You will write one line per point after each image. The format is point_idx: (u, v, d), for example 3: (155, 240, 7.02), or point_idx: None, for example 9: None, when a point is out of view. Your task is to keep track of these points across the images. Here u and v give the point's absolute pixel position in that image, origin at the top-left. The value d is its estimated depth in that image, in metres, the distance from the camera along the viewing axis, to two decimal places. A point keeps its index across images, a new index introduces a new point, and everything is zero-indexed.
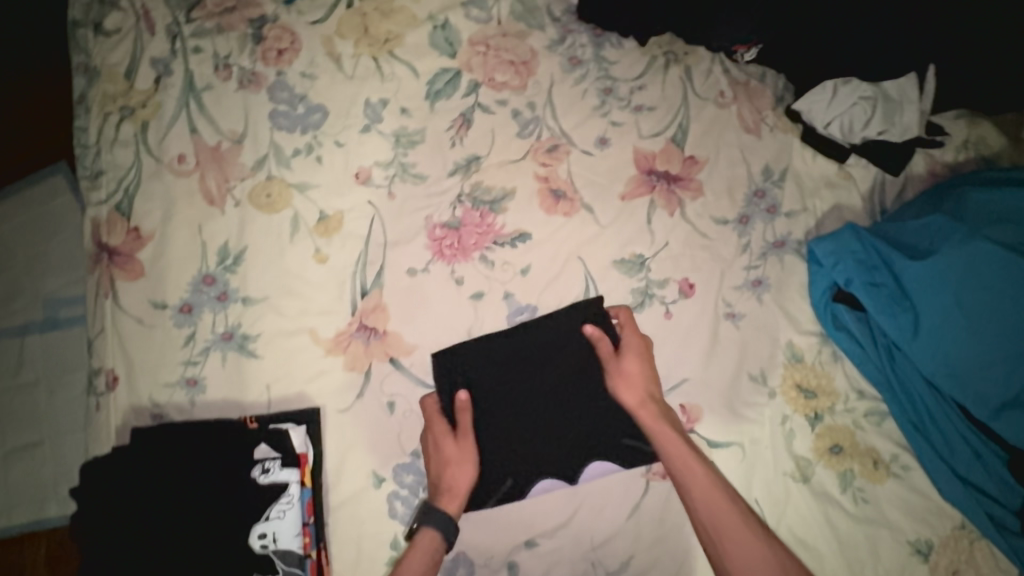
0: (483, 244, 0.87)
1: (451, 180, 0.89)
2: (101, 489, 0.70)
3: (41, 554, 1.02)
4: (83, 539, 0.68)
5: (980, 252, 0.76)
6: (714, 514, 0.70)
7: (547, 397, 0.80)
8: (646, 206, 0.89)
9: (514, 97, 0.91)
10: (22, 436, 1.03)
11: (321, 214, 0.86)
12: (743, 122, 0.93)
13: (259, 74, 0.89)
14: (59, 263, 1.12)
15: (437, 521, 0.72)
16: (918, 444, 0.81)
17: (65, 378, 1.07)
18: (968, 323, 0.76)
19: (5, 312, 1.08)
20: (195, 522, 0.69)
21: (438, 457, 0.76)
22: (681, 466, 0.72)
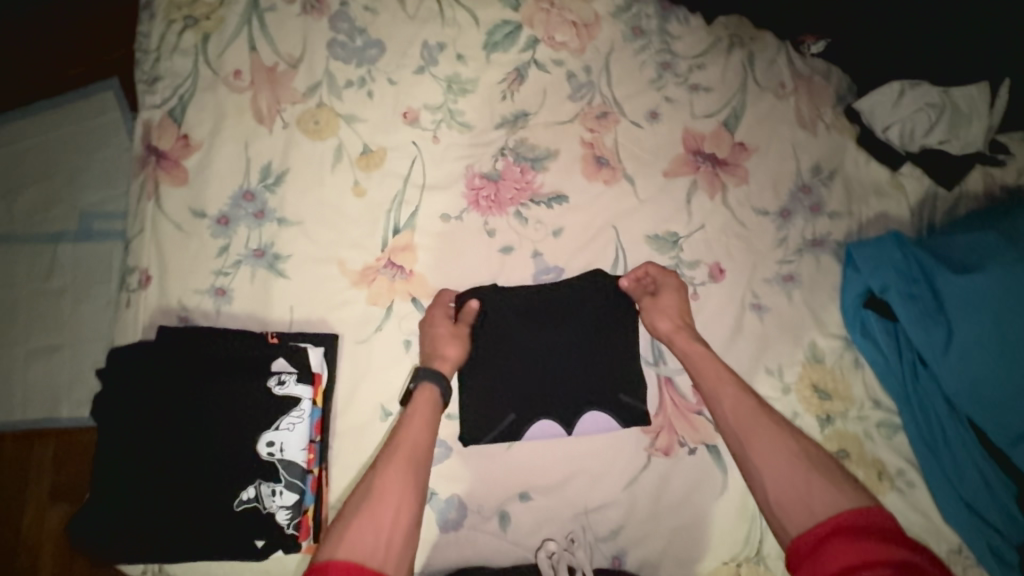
0: (519, 201, 0.87)
1: (496, 133, 0.89)
2: (127, 372, 0.73)
3: (49, 456, 1.06)
4: (107, 421, 0.71)
5: None
6: (743, 422, 0.68)
7: (560, 343, 0.80)
8: (687, 186, 0.88)
9: (572, 59, 0.90)
10: (47, 339, 1.09)
11: (364, 148, 0.87)
12: (799, 115, 0.91)
13: (324, 2, 0.89)
14: (98, 178, 1.15)
15: (429, 377, 0.75)
16: (927, 461, 0.80)
17: (93, 288, 1.11)
18: (1006, 342, 0.74)
19: (45, 218, 1.13)
20: (209, 415, 0.72)
21: (432, 333, 0.79)
22: (713, 381, 0.73)
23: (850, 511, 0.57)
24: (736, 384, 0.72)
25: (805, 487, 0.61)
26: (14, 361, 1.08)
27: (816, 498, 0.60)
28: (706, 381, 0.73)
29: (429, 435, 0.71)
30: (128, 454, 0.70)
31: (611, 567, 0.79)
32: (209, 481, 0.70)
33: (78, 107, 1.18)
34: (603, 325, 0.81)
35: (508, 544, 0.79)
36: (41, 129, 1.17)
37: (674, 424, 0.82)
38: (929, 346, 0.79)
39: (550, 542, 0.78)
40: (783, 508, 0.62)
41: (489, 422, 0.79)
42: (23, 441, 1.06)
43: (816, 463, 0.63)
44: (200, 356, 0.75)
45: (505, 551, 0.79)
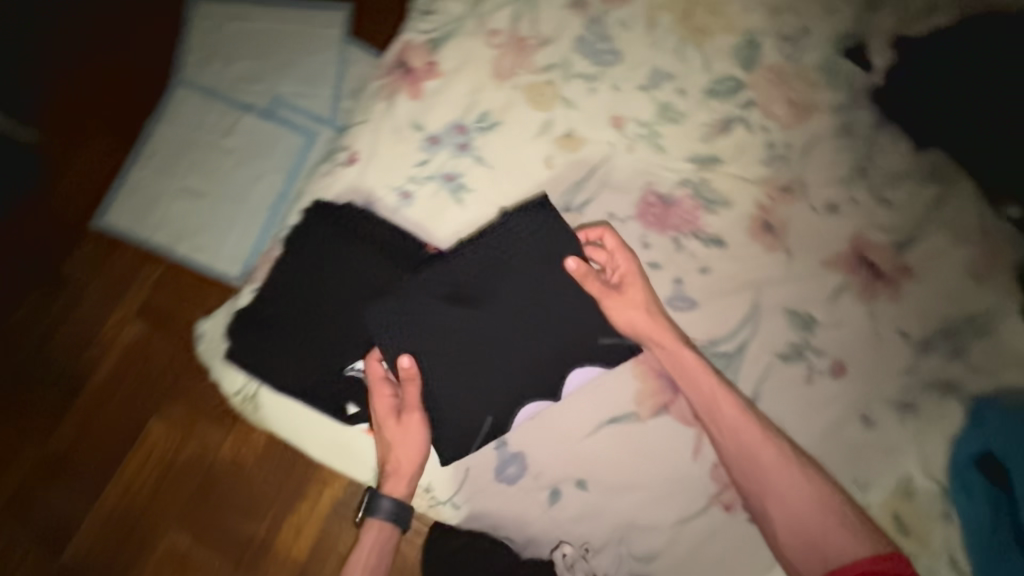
0: (681, 230, 0.93)
1: (685, 166, 0.96)
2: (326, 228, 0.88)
3: (155, 273, 1.51)
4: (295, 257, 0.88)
5: None
6: (764, 467, 0.79)
7: (498, 307, 0.83)
8: (841, 281, 0.91)
9: (777, 131, 0.97)
10: (206, 186, 1.58)
11: (569, 132, 0.96)
12: (972, 264, 0.92)
13: (589, 4, 1.00)
14: (299, 87, 1.65)
15: (384, 509, 0.86)
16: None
17: (258, 162, 1.60)
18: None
19: (242, 90, 1.64)
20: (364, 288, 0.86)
21: (385, 438, 0.84)
22: (712, 413, 0.81)
23: (863, 560, 0.71)
24: (756, 424, 0.80)
25: (823, 535, 0.75)
26: (171, 189, 1.57)
27: (832, 551, 0.74)
28: (705, 403, 0.82)
29: (384, 544, 0.88)
30: (292, 284, 0.87)
31: None
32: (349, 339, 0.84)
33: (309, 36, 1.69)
34: (535, 260, 0.84)
35: (549, 518, 0.83)
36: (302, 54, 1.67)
37: None
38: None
39: (566, 545, 0.83)
40: (788, 546, 0.77)
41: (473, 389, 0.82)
42: (142, 254, 1.52)
43: (827, 499, 0.76)
44: (320, 250, 0.88)
45: (544, 523, 0.84)
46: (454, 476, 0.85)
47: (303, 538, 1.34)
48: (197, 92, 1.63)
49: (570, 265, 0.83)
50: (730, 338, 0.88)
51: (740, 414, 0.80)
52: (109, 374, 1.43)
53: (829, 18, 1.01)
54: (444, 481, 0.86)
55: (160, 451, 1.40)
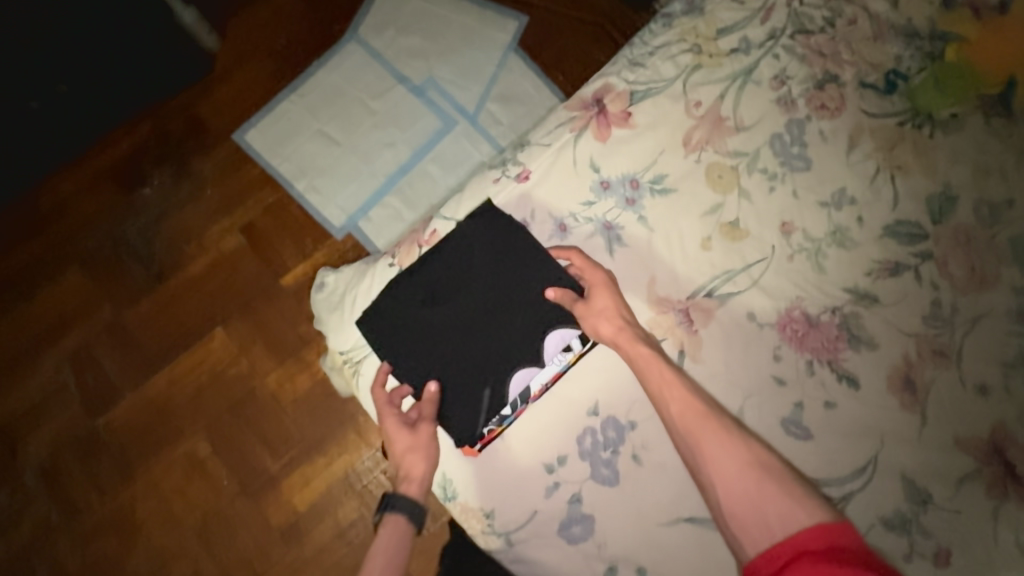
0: (817, 354, 0.90)
1: (841, 293, 0.93)
2: (470, 247, 0.90)
3: (269, 200, 1.63)
4: (437, 265, 0.89)
5: None
6: (691, 428, 0.76)
7: (465, 303, 0.88)
8: (969, 469, 0.85)
9: (948, 292, 0.92)
10: (340, 134, 1.66)
11: (735, 221, 0.96)
12: None
13: (795, 105, 0.99)
14: (456, 73, 1.70)
15: (402, 506, 0.87)
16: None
17: (396, 128, 1.67)
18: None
19: (410, 62, 1.71)
20: (490, 312, 0.88)
21: (396, 451, 0.88)
22: (660, 394, 0.79)
23: (807, 530, 0.66)
24: (679, 383, 0.79)
25: (757, 501, 0.70)
26: (310, 128, 1.67)
27: (770, 513, 0.69)
28: (652, 393, 0.80)
29: (402, 539, 0.86)
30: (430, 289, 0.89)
31: None
32: (469, 362, 0.86)
33: (484, 31, 1.73)
34: (511, 261, 0.89)
35: None
36: (472, 47, 1.72)
37: None
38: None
39: None
40: (740, 525, 0.71)
41: (494, 360, 0.86)
42: (262, 180, 1.64)
43: (764, 466, 0.72)
44: (437, 270, 0.89)
45: None
46: (518, 513, 0.85)
47: (308, 491, 1.48)
48: (365, 52, 1.71)
49: (552, 296, 0.86)
50: (838, 484, 0.85)
51: (688, 394, 0.78)
52: (201, 271, 1.59)
53: None
54: (505, 515, 0.86)
55: (213, 361, 1.54)
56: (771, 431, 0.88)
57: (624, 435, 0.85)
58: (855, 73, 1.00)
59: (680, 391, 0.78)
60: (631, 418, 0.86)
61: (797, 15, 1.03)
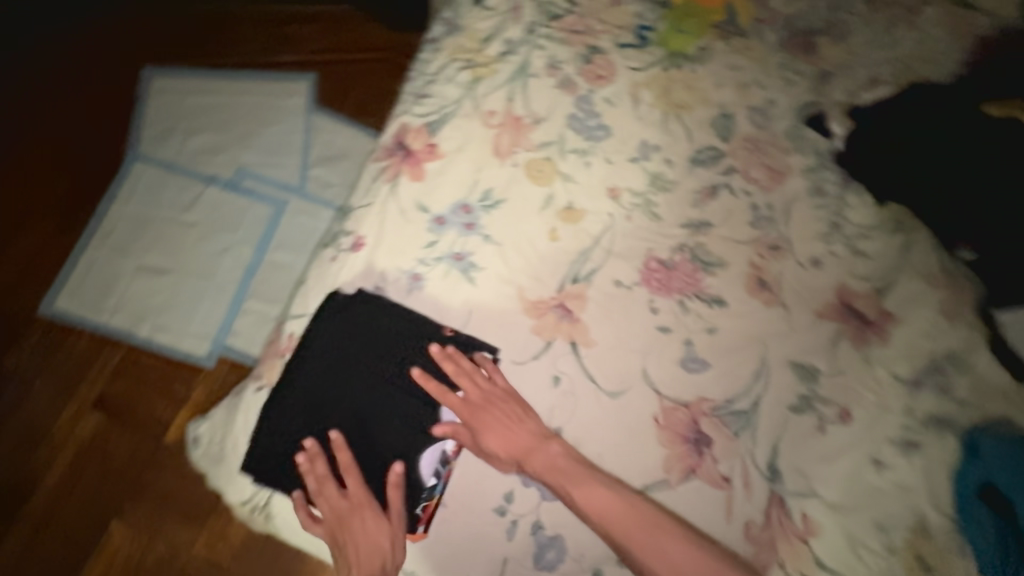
0: (685, 292, 0.97)
1: (680, 231, 1.01)
2: (338, 334, 0.85)
3: (113, 361, 1.42)
4: (308, 367, 0.84)
5: None
6: (564, 481, 0.81)
7: (353, 403, 0.83)
8: (833, 331, 0.97)
9: (759, 193, 1.04)
10: (164, 261, 1.50)
11: (569, 204, 1.00)
12: (945, 305, 1.00)
13: (575, 83, 1.06)
14: (264, 153, 1.61)
15: None
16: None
17: (220, 230, 1.54)
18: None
19: (209, 160, 1.59)
20: (381, 395, 0.84)
21: (364, 537, 0.80)
22: (527, 453, 0.84)
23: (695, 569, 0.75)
24: (541, 433, 0.85)
25: (644, 540, 0.77)
26: (126, 269, 1.48)
27: (661, 548, 0.77)
28: (517, 449, 0.84)
29: None
30: (310, 397, 0.83)
31: None
32: (376, 451, 0.82)
33: (276, 101, 1.66)
34: (390, 356, 0.86)
35: None
36: (269, 123, 1.64)
37: (777, 544, 0.85)
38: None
39: None
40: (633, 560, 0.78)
41: (398, 452, 0.83)
42: (96, 343, 1.43)
43: (637, 506, 0.79)
44: (310, 373, 0.84)
45: None
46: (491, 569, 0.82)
47: None
48: (155, 167, 1.56)
49: (442, 435, 0.83)
50: (745, 395, 0.91)
51: (555, 445, 0.84)
52: (61, 476, 1.34)
53: (790, 90, 1.12)
54: None
55: (118, 565, 1.30)
56: (678, 375, 0.92)
57: None
58: (611, 39, 1.10)
59: (570, 465, 0.83)
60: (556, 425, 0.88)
61: (542, 5, 1.10)
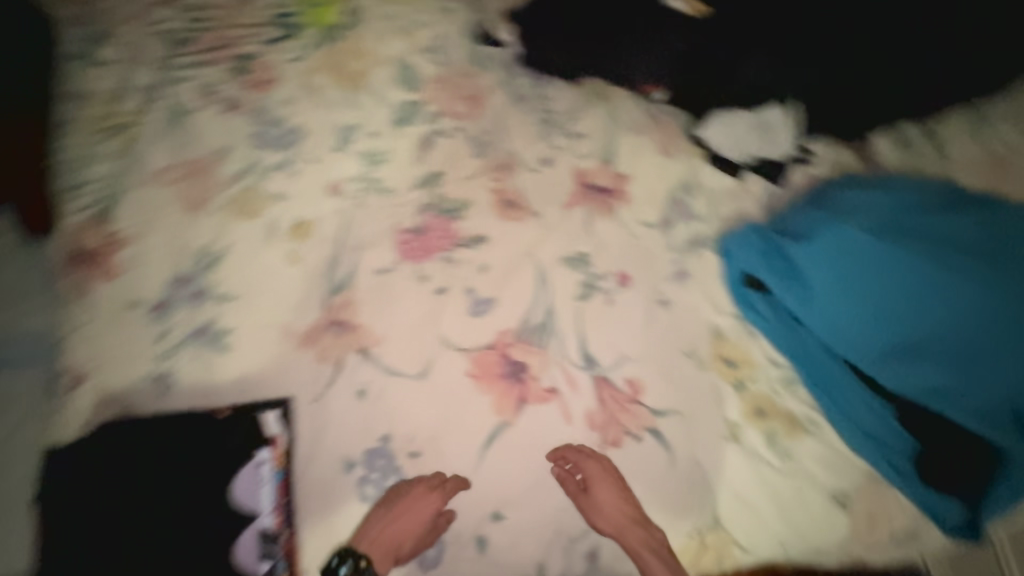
0: (445, 246, 0.98)
1: (415, 193, 1.01)
2: (88, 477, 0.75)
3: None
4: (68, 532, 0.73)
5: (843, 234, 0.95)
6: (609, 524, 0.83)
7: (138, 539, 0.73)
8: (584, 212, 1.04)
9: (470, 124, 1.06)
10: None
11: (294, 221, 0.95)
12: (659, 146, 1.12)
13: (241, 100, 1.01)
14: None
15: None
16: (945, 408, 0.87)
17: None
18: (958, 279, 0.89)
19: None
20: (166, 513, 0.75)
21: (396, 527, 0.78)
22: (596, 512, 0.83)
23: None
24: (624, 492, 0.85)
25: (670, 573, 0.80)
26: None
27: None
28: (614, 514, 0.83)
29: None
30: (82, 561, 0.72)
31: (589, 565, 0.83)
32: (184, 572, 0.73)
33: None
34: (144, 462, 0.77)
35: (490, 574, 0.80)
36: None
37: (619, 418, 0.90)
38: (854, 284, 0.92)
39: None
40: None
41: (215, 557, 0.74)
42: None
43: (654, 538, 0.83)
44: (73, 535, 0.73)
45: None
46: None
47: None
48: None
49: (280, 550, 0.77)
50: (536, 308, 0.95)
51: (621, 493, 0.84)
52: None
53: (454, 20, 1.15)
54: None
55: None
56: (474, 323, 0.93)
57: (390, 453, 0.84)
58: (256, 41, 1.08)
59: (640, 529, 0.83)
60: (380, 435, 0.85)
61: (166, 39, 1.09)
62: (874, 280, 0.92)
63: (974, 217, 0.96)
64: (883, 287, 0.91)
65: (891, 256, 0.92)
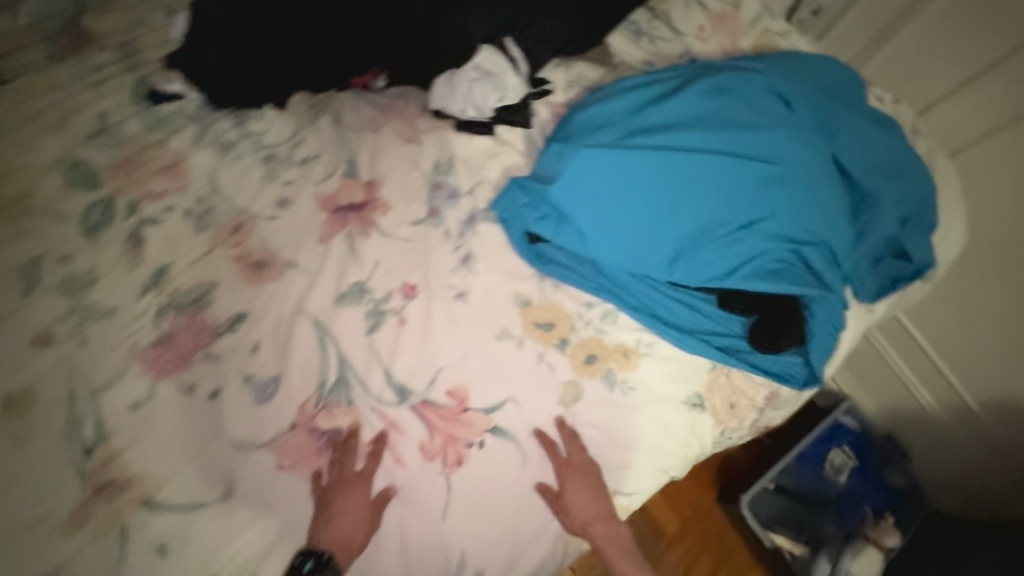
0: (203, 343, 0.85)
1: (144, 300, 0.87)
2: None
3: None
4: None
5: (587, 156, 0.89)
6: (589, 519, 0.86)
7: None
8: (344, 239, 0.94)
9: (179, 199, 0.92)
10: None
11: (4, 398, 0.78)
12: (400, 135, 1.03)
13: None
14: None
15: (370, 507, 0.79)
16: (735, 283, 0.88)
17: None
18: (697, 158, 0.88)
19: None
20: None
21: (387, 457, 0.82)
22: (573, 505, 0.85)
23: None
24: (597, 477, 0.88)
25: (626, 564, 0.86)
26: None
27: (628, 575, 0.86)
28: (580, 501, 0.85)
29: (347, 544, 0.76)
30: None
31: None
32: None
33: None
34: None
35: None
36: None
37: (455, 434, 0.85)
38: (617, 203, 0.89)
39: None
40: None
41: None
42: None
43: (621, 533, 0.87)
44: None
45: None
46: None
47: None
48: None
49: None
50: (327, 364, 0.86)
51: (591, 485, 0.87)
52: None
53: (114, 88, 0.97)
54: None
55: None
56: (264, 413, 0.83)
57: None
58: None
59: (605, 526, 0.86)
60: None
61: None
62: (633, 191, 0.89)
63: (697, 86, 0.94)
64: (643, 195, 0.89)
65: (637, 158, 0.88)
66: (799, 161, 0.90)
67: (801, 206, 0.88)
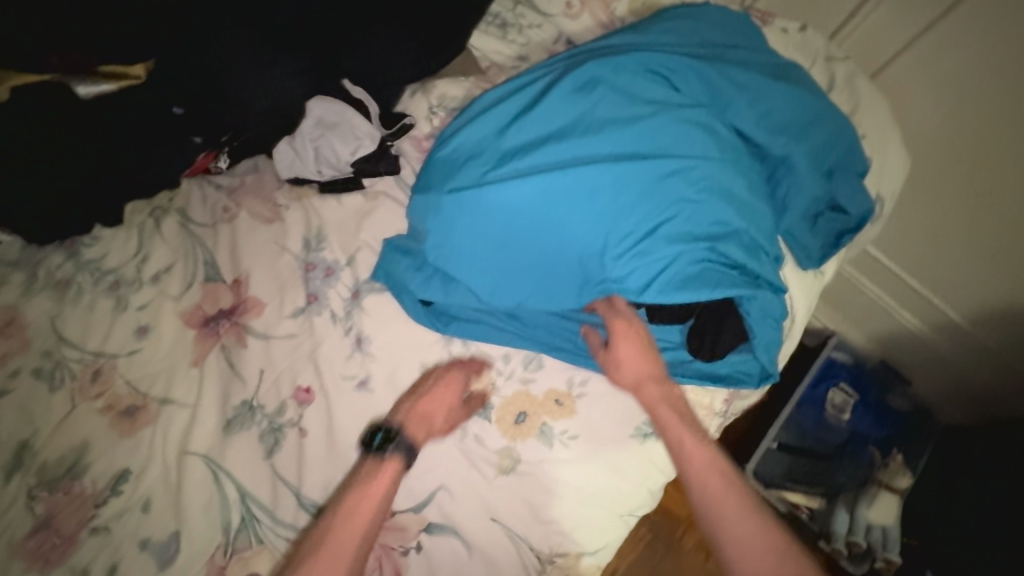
0: (89, 513, 0.74)
1: (11, 484, 0.74)
2: None
3: None
4: None
5: (452, 205, 0.79)
6: (638, 380, 0.80)
7: None
8: (218, 355, 0.84)
9: (22, 359, 0.80)
10: None
11: None
12: (259, 217, 0.92)
13: None
14: None
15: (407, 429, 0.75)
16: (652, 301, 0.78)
17: None
18: (574, 174, 0.76)
19: None
20: None
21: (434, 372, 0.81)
22: (625, 362, 0.80)
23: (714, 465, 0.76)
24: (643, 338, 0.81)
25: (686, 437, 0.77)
26: None
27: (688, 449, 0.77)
28: (629, 357, 0.80)
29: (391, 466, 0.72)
30: None
31: None
32: None
33: None
34: None
35: None
36: None
37: (387, 545, 0.76)
38: (499, 247, 0.79)
39: None
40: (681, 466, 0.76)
41: None
42: None
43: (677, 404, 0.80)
44: None
45: None
46: None
47: None
48: None
49: None
50: (229, 504, 0.76)
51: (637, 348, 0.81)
52: None
53: None
54: None
55: None
56: None
57: None
58: None
59: (659, 387, 0.80)
60: None
61: None
62: (514, 228, 0.78)
63: (559, 86, 0.82)
64: (526, 231, 0.78)
65: (509, 192, 0.77)
66: (689, 147, 0.79)
67: (701, 198, 0.78)
